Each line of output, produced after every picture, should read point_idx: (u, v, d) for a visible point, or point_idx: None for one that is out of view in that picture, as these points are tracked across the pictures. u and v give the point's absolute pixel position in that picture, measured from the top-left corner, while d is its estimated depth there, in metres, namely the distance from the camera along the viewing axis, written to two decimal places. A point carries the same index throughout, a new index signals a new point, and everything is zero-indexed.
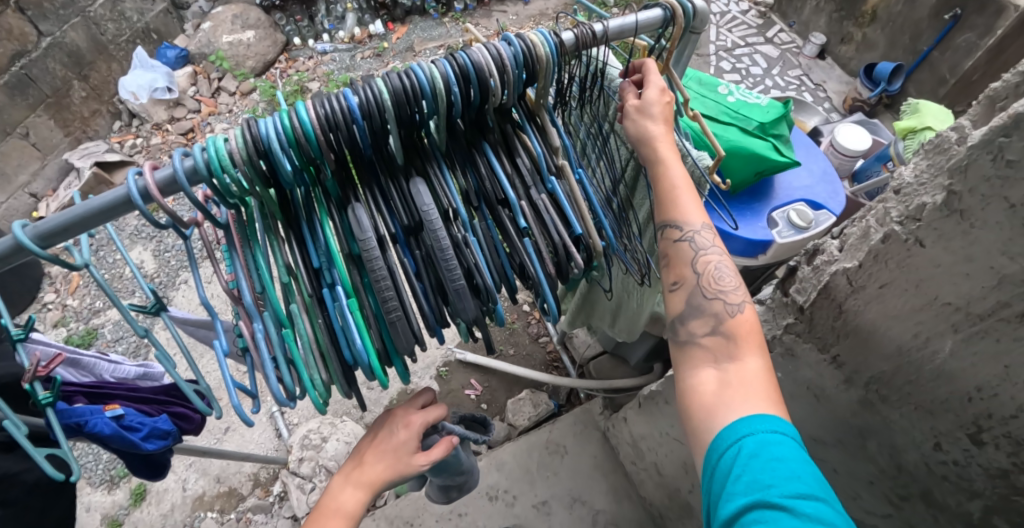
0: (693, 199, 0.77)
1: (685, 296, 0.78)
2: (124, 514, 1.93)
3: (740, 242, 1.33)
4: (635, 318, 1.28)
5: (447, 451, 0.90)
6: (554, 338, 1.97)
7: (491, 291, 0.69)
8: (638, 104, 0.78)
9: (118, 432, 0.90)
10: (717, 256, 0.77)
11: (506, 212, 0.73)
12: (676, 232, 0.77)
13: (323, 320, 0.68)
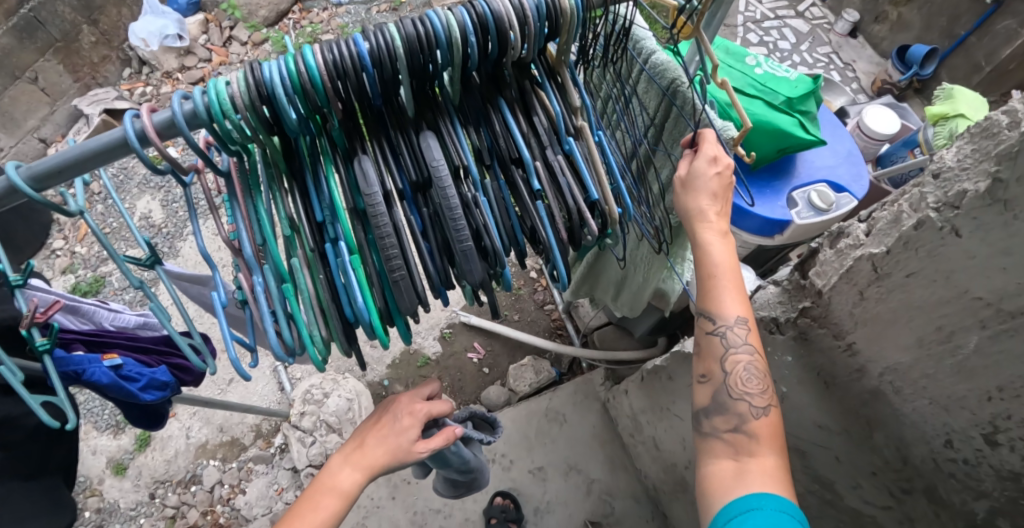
0: (731, 293, 0.79)
1: (711, 391, 0.80)
2: (129, 459, 1.98)
3: (756, 220, 1.29)
4: (639, 293, 1.28)
5: (447, 443, 0.90)
6: (560, 307, 1.94)
7: (499, 254, 0.67)
8: (691, 180, 0.81)
9: (116, 382, 0.88)
10: (747, 355, 0.78)
11: (520, 172, 0.70)
12: (709, 324, 0.79)
13: (324, 275, 0.66)
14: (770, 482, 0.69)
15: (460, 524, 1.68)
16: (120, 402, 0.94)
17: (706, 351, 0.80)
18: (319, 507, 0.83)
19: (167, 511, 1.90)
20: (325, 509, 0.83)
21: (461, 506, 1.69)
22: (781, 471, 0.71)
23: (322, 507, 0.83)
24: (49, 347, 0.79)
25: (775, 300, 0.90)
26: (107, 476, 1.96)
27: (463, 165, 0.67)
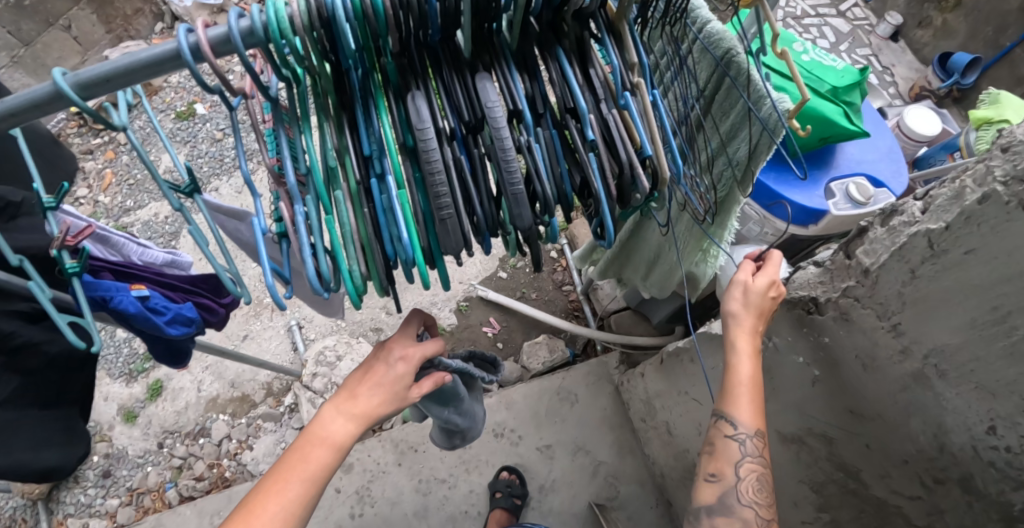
0: (753, 403, 0.86)
1: (718, 491, 0.85)
2: (140, 407, 2.00)
3: (791, 208, 1.27)
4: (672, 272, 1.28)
5: (438, 386, 0.91)
6: (579, 288, 1.92)
7: (548, 201, 0.66)
8: (749, 291, 0.88)
9: (142, 313, 0.86)
10: (755, 466, 0.85)
11: (573, 124, 0.69)
12: (729, 429, 0.86)
13: (368, 210, 0.65)
14: None
15: (465, 495, 1.69)
16: (145, 336, 0.93)
17: (722, 451, 0.86)
18: (311, 457, 0.82)
19: (174, 461, 1.92)
20: (317, 459, 0.82)
21: (466, 478, 1.70)
22: None
23: (314, 458, 0.82)
24: (79, 271, 0.78)
25: (818, 281, 0.88)
26: (117, 423, 1.99)
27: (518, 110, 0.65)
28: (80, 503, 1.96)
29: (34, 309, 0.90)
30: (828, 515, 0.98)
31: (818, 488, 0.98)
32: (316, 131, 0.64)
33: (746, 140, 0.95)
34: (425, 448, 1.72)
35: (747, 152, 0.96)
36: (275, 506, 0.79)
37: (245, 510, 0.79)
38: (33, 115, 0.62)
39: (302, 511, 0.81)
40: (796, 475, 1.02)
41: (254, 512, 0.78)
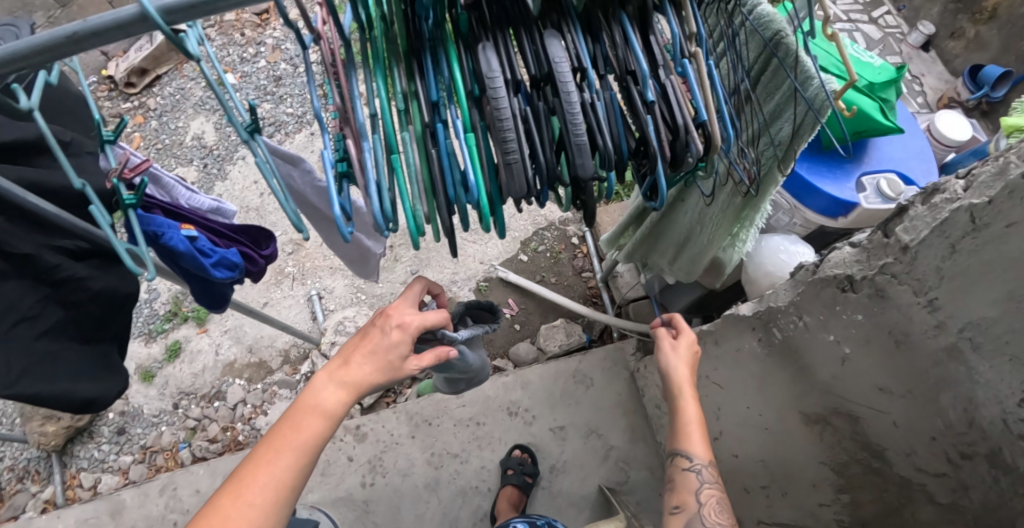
0: (701, 437, 1.00)
1: (686, 519, 0.96)
2: (158, 367, 2.02)
3: (823, 199, 1.28)
4: (700, 255, 1.32)
5: (439, 359, 0.92)
6: (598, 275, 1.93)
7: (609, 157, 0.68)
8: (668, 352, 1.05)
9: (191, 252, 0.89)
10: (714, 491, 0.97)
11: (633, 86, 0.71)
12: (686, 462, 0.98)
13: (434, 154, 0.67)
14: None
15: (476, 471, 1.70)
16: (194, 278, 0.96)
17: (683, 486, 0.98)
18: (304, 425, 0.84)
19: (189, 422, 1.95)
20: (310, 426, 0.84)
21: (479, 454, 1.71)
22: None
23: (307, 425, 0.84)
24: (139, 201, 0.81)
25: (852, 259, 0.89)
26: (133, 382, 2.02)
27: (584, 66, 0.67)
28: (94, 458, 1.99)
29: (78, 247, 0.92)
30: (847, 495, 1.00)
31: (840, 469, 1.00)
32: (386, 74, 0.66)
33: (790, 117, 0.98)
34: (438, 422, 1.73)
35: (790, 132, 0.98)
36: (269, 472, 0.81)
37: (240, 474, 0.81)
38: (101, 40, 0.56)
39: (296, 478, 0.82)
40: (817, 457, 1.05)
41: (248, 477, 0.80)
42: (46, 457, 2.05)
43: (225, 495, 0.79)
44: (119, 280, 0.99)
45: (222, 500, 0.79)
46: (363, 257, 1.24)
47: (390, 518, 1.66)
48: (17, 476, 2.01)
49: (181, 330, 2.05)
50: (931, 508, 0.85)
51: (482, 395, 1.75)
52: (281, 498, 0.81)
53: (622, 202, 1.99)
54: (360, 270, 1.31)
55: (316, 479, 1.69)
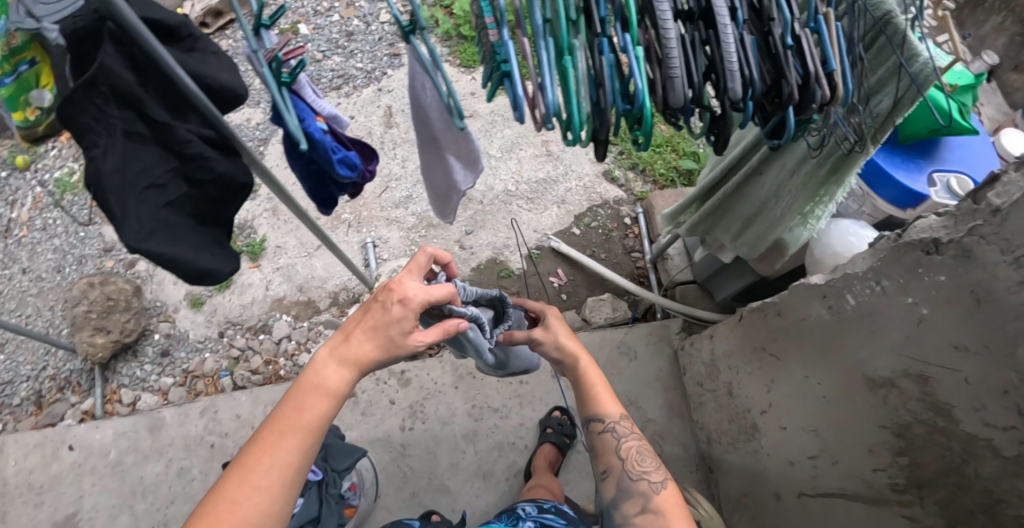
0: (608, 401, 1.19)
1: (617, 478, 1.18)
2: (207, 296, 2.08)
3: (895, 188, 1.33)
4: (769, 230, 1.37)
5: (446, 333, 0.95)
6: (648, 256, 1.97)
7: (755, 88, 0.83)
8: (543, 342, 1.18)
9: (321, 142, 0.91)
10: (634, 443, 1.19)
11: (777, 33, 0.86)
12: (602, 426, 1.19)
13: (599, 63, 0.74)
14: None
15: (514, 428, 1.74)
16: (317, 176, 0.98)
17: (605, 450, 1.19)
18: (309, 407, 0.89)
19: (233, 351, 2.00)
20: (315, 408, 0.90)
21: (518, 411, 1.75)
22: None
23: (311, 407, 0.89)
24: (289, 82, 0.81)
25: (942, 227, 0.96)
26: (183, 307, 2.08)
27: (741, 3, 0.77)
28: (135, 376, 2.04)
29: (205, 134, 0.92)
30: (906, 458, 1.04)
31: (901, 431, 1.05)
32: None
33: (892, 88, 1.04)
34: (482, 376, 1.77)
35: (889, 105, 1.05)
36: (278, 455, 0.86)
37: (248, 458, 0.86)
38: None
39: (302, 458, 0.88)
40: (877, 421, 1.10)
41: (256, 459, 0.86)
42: (87, 371, 2.11)
43: (235, 477, 0.85)
44: (236, 169, 0.98)
45: (233, 480, 0.85)
46: (449, 193, 1.28)
47: (425, 462, 1.71)
48: (59, 385, 2.08)
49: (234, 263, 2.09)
50: (996, 463, 0.89)
51: None
52: (292, 477, 0.87)
53: (677, 189, 2.03)
54: (440, 208, 1.34)
55: (357, 417, 1.74)
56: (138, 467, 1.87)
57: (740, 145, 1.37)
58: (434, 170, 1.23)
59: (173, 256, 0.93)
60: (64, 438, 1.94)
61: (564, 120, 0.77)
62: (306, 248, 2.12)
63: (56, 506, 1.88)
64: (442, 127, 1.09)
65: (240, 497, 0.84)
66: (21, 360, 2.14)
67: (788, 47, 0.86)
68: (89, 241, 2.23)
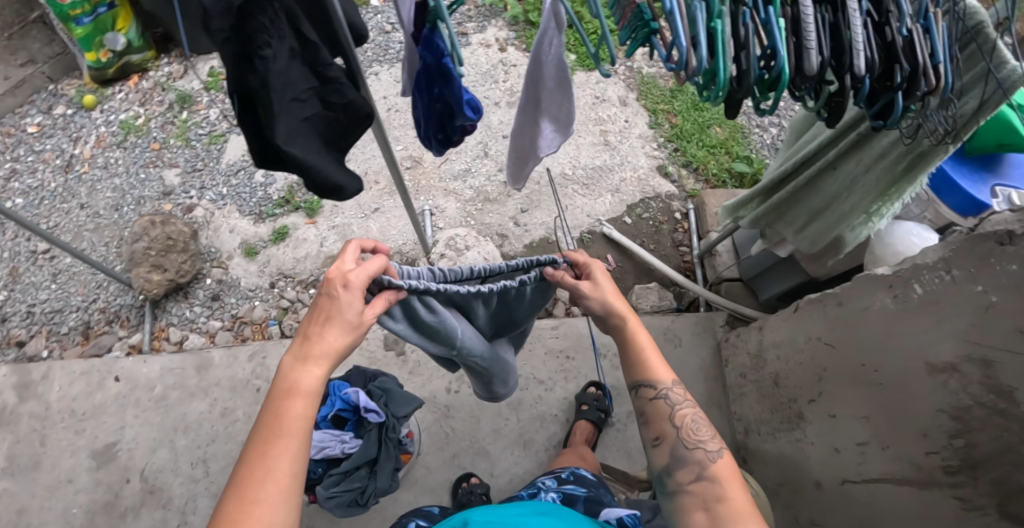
0: (658, 363, 1.05)
1: (668, 447, 1.03)
2: (262, 246, 2.14)
3: (955, 197, 1.40)
4: (833, 226, 1.43)
5: (387, 303, 0.98)
6: (696, 251, 2.02)
7: (873, 70, 0.94)
8: (590, 296, 1.08)
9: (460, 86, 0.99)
10: (689, 410, 1.04)
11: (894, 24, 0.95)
12: (653, 391, 1.04)
13: (741, 31, 0.89)
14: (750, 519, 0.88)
15: (558, 400, 1.78)
16: (441, 117, 1.06)
17: (655, 419, 1.04)
18: (288, 413, 0.87)
19: (283, 302, 2.05)
20: (293, 412, 0.87)
21: (563, 385, 1.80)
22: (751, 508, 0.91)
23: (288, 412, 0.87)
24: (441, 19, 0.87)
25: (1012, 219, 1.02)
26: (237, 255, 2.13)
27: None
28: (184, 317, 2.09)
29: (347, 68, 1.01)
30: (961, 440, 1.09)
31: (959, 414, 1.10)
32: None
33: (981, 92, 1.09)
34: (531, 347, 1.83)
35: (975, 106, 1.10)
36: (273, 468, 0.83)
37: (241, 482, 0.82)
38: None
39: (296, 463, 0.85)
40: (934, 405, 1.15)
41: (251, 481, 0.82)
42: (136, 307, 2.16)
43: (233, 506, 0.81)
44: (364, 99, 1.01)
45: (232, 512, 0.80)
46: (528, 157, 1.33)
47: (468, 425, 1.76)
48: (108, 319, 2.14)
49: (291, 217, 2.17)
50: None
51: (575, 333, 1.85)
52: (293, 486, 0.84)
53: (729, 190, 2.08)
54: (513, 172, 1.39)
55: (406, 375, 1.79)
56: (183, 404, 1.92)
57: (816, 140, 1.43)
58: (522, 132, 1.28)
59: (312, 164, 0.98)
60: (110, 369, 1.99)
61: (709, 72, 0.89)
62: (363, 210, 2.18)
63: (97, 434, 1.92)
64: (549, 88, 1.15)
65: (243, 522, 0.79)
66: (73, 291, 2.20)
67: (904, 38, 0.95)
68: (148, 183, 2.29)
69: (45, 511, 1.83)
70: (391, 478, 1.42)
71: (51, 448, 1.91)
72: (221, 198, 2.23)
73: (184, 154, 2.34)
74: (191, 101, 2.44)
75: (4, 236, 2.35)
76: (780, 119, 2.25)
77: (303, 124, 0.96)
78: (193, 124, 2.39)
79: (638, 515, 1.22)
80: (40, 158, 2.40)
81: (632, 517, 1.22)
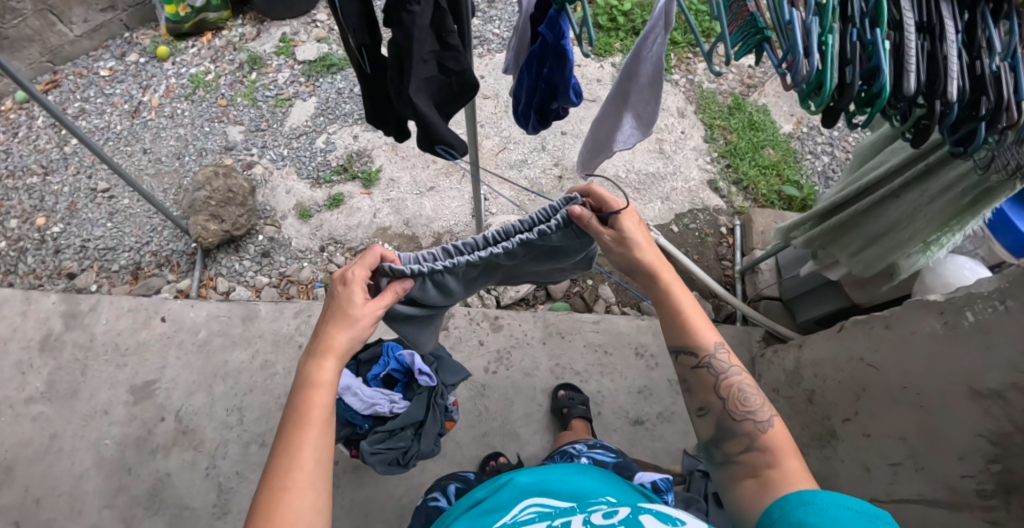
0: (702, 325, 1.06)
1: (714, 418, 1.04)
2: (316, 211, 2.22)
3: (1012, 236, 1.43)
4: (891, 250, 1.45)
5: (396, 294, 1.06)
6: (739, 267, 2.06)
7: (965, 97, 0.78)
8: (622, 251, 1.07)
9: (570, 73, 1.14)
10: (737, 378, 1.04)
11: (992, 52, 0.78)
12: (696, 359, 1.05)
13: (844, 43, 0.76)
14: (801, 481, 0.89)
15: (592, 393, 1.81)
16: (546, 95, 1.22)
17: (701, 385, 1.06)
18: (308, 404, 0.91)
19: (331, 267, 2.13)
20: (313, 403, 0.91)
21: (598, 378, 1.83)
22: (802, 474, 0.91)
23: (308, 403, 0.91)
24: (572, 4, 1.01)
25: None
26: (291, 216, 2.22)
27: (980, 22, 0.78)
28: (232, 269, 2.17)
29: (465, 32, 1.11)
30: (1000, 464, 1.13)
31: (999, 439, 1.13)
32: None
33: None
34: (571, 338, 1.88)
35: None
36: (301, 456, 0.87)
37: (268, 471, 0.86)
38: None
39: (321, 448, 0.89)
40: (974, 429, 1.18)
41: (279, 469, 0.86)
42: (187, 255, 2.25)
43: (265, 494, 0.85)
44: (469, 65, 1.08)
45: (266, 501, 0.84)
46: (604, 147, 1.37)
47: (502, 406, 1.80)
48: (159, 262, 2.22)
49: (347, 186, 2.26)
50: None
51: (615, 330, 1.89)
52: (319, 471, 0.87)
53: (778, 211, 2.12)
54: (586, 158, 1.45)
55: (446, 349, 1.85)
56: (224, 351, 1.98)
57: (881, 166, 1.43)
58: (604, 123, 1.32)
59: (431, 121, 1.09)
60: (157, 310, 2.05)
61: (813, 82, 0.77)
62: (417, 188, 2.26)
63: (137, 371, 1.96)
64: (642, 85, 1.19)
65: (276, 507, 0.83)
66: (128, 232, 2.28)
67: (1000, 69, 0.78)
68: (212, 136, 2.38)
69: (77, 438, 1.87)
70: (434, 443, 1.49)
71: (90, 378, 1.95)
72: (281, 159, 2.32)
73: (250, 113, 2.42)
74: (261, 64, 2.53)
75: (66, 171, 2.43)
76: (832, 149, 2.29)
77: (422, 83, 1.06)
78: (261, 85, 2.48)
79: (670, 479, 1.29)
80: (109, 100, 2.48)
81: (665, 481, 1.28)
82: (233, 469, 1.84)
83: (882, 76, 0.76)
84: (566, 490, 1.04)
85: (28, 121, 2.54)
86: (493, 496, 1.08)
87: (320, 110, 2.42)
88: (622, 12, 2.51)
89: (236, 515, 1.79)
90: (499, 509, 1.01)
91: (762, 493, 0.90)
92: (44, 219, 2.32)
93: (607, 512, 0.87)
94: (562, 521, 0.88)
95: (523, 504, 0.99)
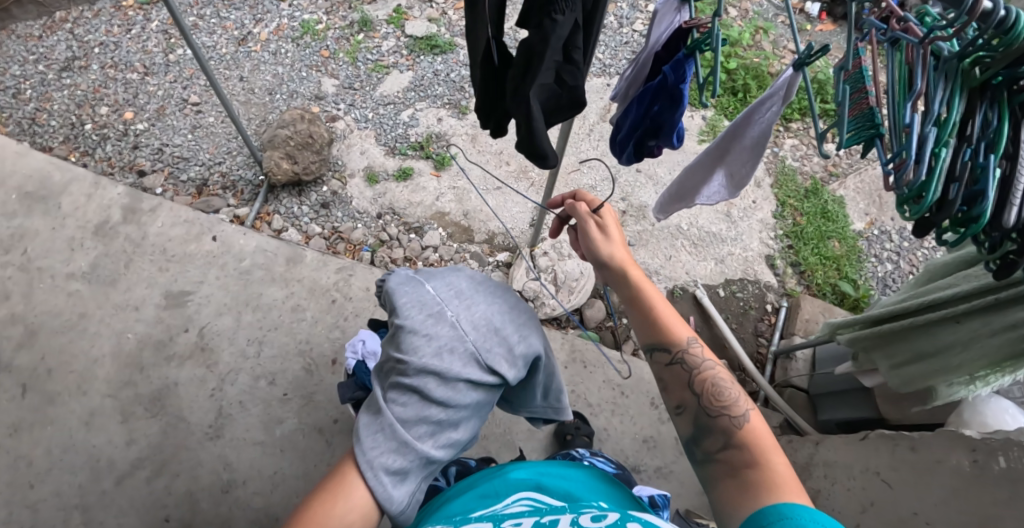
0: (677, 323, 1.06)
1: (690, 415, 1.04)
2: (384, 178, 2.29)
3: None
4: (931, 373, 1.43)
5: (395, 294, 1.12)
6: (774, 349, 2.04)
7: None
8: (597, 238, 1.10)
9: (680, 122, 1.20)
10: (711, 369, 1.05)
11: None
12: (671, 355, 1.05)
13: (952, 164, 0.70)
14: (790, 488, 0.87)
15: (601, 428, 1.81)
16: (647, 131, 1.27)
17: (675, 382, 1.06)
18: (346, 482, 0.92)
19: (383, 235, 2.20)
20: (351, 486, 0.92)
21: (608, 415, 1.83)
22: (789, 474, 0.90)
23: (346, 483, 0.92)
24: (703, 52, 1.05)
25: None
26: (359, 177, 2.29)
27: None
28: (290, 211, 2.25)
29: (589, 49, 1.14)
30: None
31: None
32: (950, 95, 0.69)
33: None
34: (592, 370, 1.89)
35: None
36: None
37: None
38: None
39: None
40: None
41: None
42: (252, 184, 2.33)
43: None
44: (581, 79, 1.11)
45: None
46: (686, 196, 1.40)
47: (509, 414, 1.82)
48: (225, 185, 2.30)
49: (419, 162, 2.33)
50: None
51: (636, 374, 1.89)
52: None
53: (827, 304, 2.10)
54: (665, 203, 1.47)
55: None
56: (262, 285, 2.03)
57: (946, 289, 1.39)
58: (694, 173, 1.34)
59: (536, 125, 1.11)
60: (210, 228, 2.11)
61: (916, 189, 0.71)
62: (484, 184, 2.32)
63: (176, 278, 2.02)
64: (743, 146, 1.20)
65: None
66: (204, 147, 2.37)
67: None
68: (306, 82, 2.47)
69: (104, 324, 1.93)
70: None
71: (131, 272, 2.01)
72: (365, 120, 2.40)
73: (347, 70, 2.51)
74: (371, 27, 2.61)
75: (165, 76, 2.53)
76: (898, 258, 2.26)
77: (539, 88, 1.09)
78: (365, 47, 2.56)
79: (669, 496, 1.28)
80: (222, 23, 2.59)
81: (664, 498, 1.28)
82: (237, 397, 1.86)
83: (983, 204, 0.68)
84: (562, 490, 1.04)
85: (144, 22, 2.66)
86: (486, 481, 1.09)
87: (414, 86, 2.49)
88: (726, 70, 2.55)
89: (227, 441, 1.81)
90: (494, 497, 1.04)
91: (741, 491, 0.90)
92: (132, 114, 2.43)
93: (596, 515, 0.85)
94: (551, 518, 0.88)
95: (516, 496, 1.01)
